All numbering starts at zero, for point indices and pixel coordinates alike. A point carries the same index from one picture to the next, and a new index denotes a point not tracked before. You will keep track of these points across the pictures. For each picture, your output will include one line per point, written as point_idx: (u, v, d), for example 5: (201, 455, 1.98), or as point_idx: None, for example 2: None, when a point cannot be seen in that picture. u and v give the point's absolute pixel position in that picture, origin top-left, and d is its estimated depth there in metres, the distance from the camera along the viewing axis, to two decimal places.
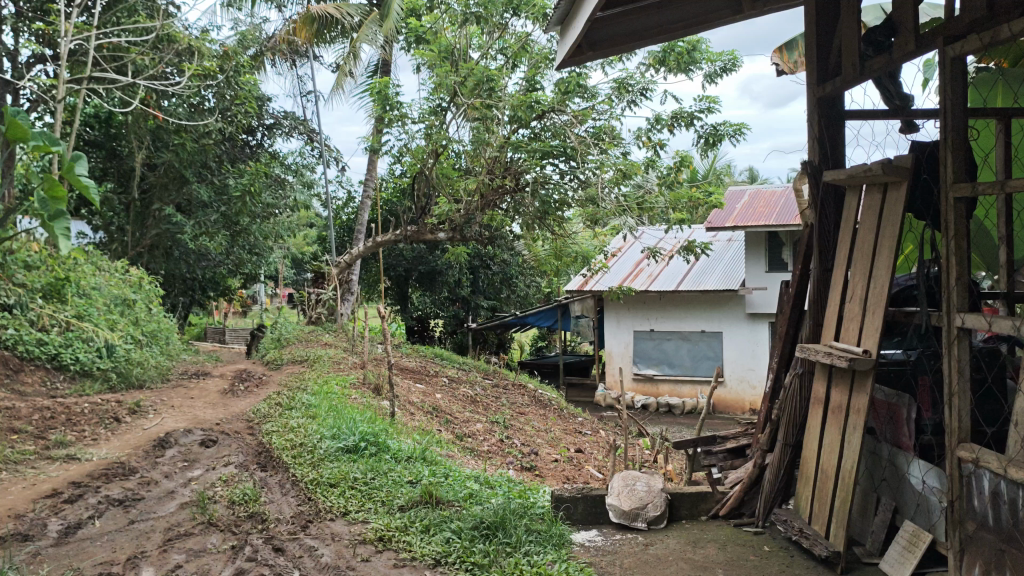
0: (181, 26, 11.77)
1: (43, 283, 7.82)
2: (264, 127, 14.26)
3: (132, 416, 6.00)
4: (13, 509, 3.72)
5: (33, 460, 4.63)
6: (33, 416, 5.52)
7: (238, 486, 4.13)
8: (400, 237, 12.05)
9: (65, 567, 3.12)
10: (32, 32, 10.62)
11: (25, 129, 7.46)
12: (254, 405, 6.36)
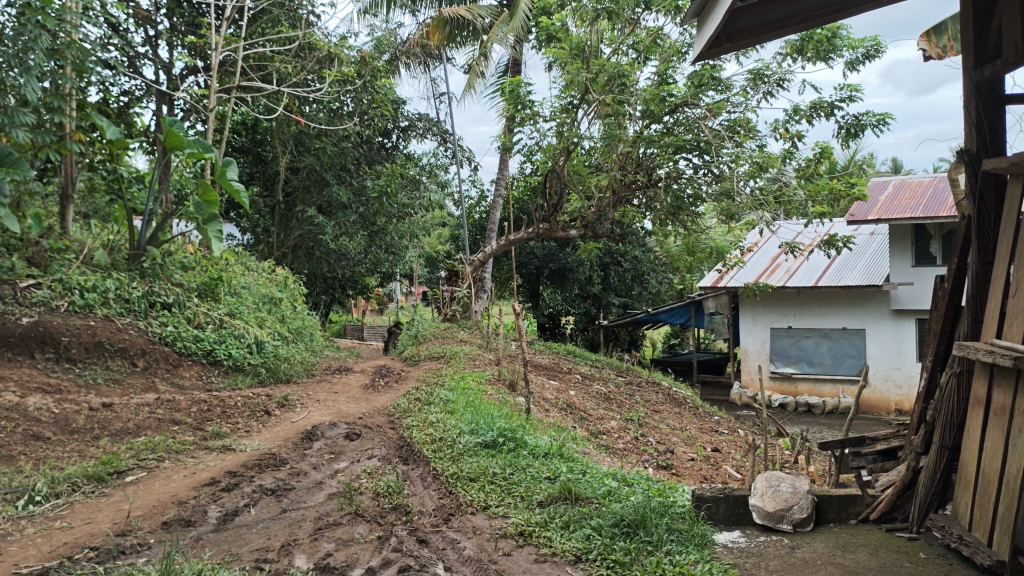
0: (321, 34, 12.20)
1: (198, 283, 8.36)
2: (399, 129, 14.68)
3: (282, 409, 6.28)
4: (177, 496, 3.96)
5: (193, 450, 4.91)
6: (192, 408, 5.86)
7: (382, 478, 4.25)
8: (533, 235, 12.13)
9: (225, 551, 3.28)
10: (185, 45, 11.25)
11: (181, 138, 7.92)
12: (394, 400, 6.54)
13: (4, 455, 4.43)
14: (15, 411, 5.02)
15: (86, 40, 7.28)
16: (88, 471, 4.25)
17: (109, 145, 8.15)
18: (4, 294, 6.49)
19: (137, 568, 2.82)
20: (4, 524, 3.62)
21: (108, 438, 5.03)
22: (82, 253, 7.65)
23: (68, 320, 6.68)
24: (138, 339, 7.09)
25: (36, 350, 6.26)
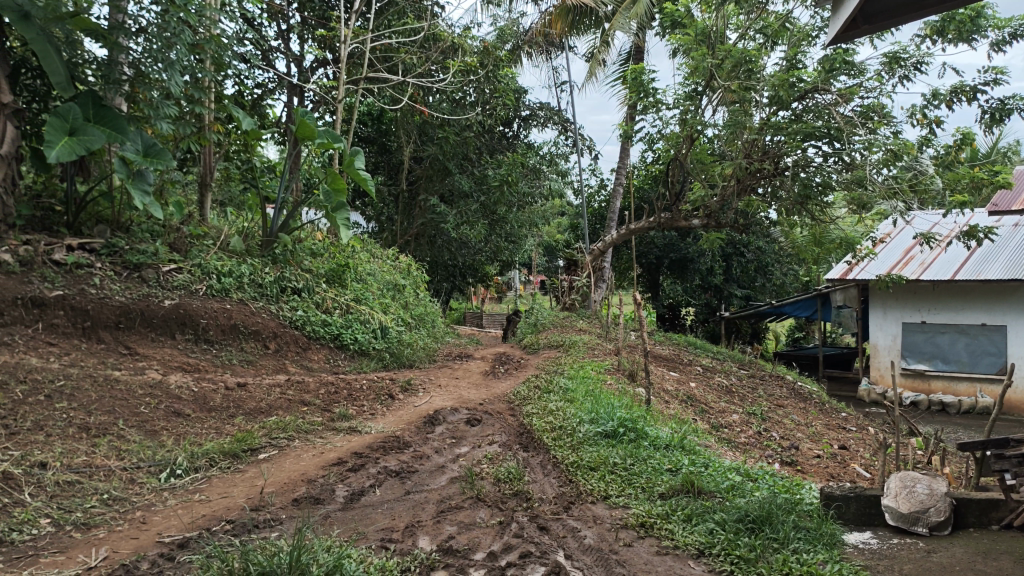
0: (445, 25, 12.35)
1: (326, 269, 8.66)
2: (520, 118, 14.75)
3: (405, 393, 6.42)
4: (306, 475, 4.10)
5: (321, 431, 5.08)
6: (320, 390, 6.07)
7: (502, 464, 4.29)
8: (654, 224, 11.99)
9: (352, 529, 3.37)
10: (315, 38, 11.60)
11: (311, 129, 8.17)
12: (514, 387, 6.60)
13: (148, 430, 4.70)
14: (159, 389, 5.31)
15: (224, 35, 7.58)
16: (224, 447, 4.45)
17: (243, 136, 8.48)
18: (148, 277, 6.84)
19: (269, 543, 2.93)
20: (148, 495, 3.84)
21: (243, 416, 5.26)
22: (218, 239, 8.01)
23: (206, 303, 7.00)
24: (269, 323, 7.36)
25: (176, 331, 6.59)
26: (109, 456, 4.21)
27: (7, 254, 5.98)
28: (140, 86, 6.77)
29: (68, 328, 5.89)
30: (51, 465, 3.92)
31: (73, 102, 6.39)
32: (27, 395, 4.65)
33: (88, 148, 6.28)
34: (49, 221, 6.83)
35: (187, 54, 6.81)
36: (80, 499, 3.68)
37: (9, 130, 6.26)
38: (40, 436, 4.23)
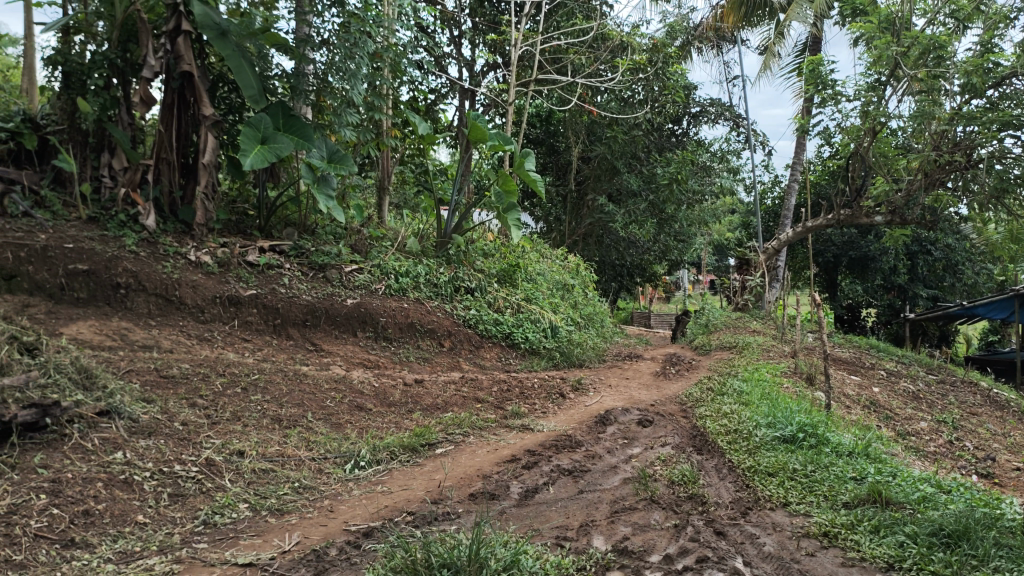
0: (613, 24, 12.32)
1: (498, 269, 8.84)
2: (690, 116, 14.53)
3: (576, 392, 6.45)
4: (482, 470, 4.19)
5: (495, 428, 5.19)
6: (493, 387, 6.21)
7: (677, 466, 4.23)
8: (831, 221, 11.48)
9: (528, 526, 3.42)
10: (485, 42, 11.88)
11: (483, 131, 8.34)
12: (686, 389, 6.49)
13: (334, 422, 4.95)
14: (343, 383, 5.59)
15: (400, 44, 7.88)
16: (404, 442, 4.62)
17: (418, 141, 8.78)
18: (332, 277, 7.17)
19: (449, 535, 3.02)
20: (335, 485, 4.04)
21: (420, 412, 5.44)
22: (396, 241, 8.35)
23: (385, 302, 7.27)
24: (444, 321, 7.57)
25: (358, 329, 6.89)
26: (299, 446, 4.46)
27: (207, 256, 6.56)
28: (325, 96, 7.14)
29: (261, 325, 6.40)
30: (248, 453, 4.22)
31: (264, 113, 6.80)
32: (225, 387, 5.03)
33: (278, 155, 6.66)
34: (244, 225, 7.40)
35: (367, 63, 7.12)
36: (274, 486, 3.92)
37: (211, 139, 6.76)
38: (238, 426, 4.56)
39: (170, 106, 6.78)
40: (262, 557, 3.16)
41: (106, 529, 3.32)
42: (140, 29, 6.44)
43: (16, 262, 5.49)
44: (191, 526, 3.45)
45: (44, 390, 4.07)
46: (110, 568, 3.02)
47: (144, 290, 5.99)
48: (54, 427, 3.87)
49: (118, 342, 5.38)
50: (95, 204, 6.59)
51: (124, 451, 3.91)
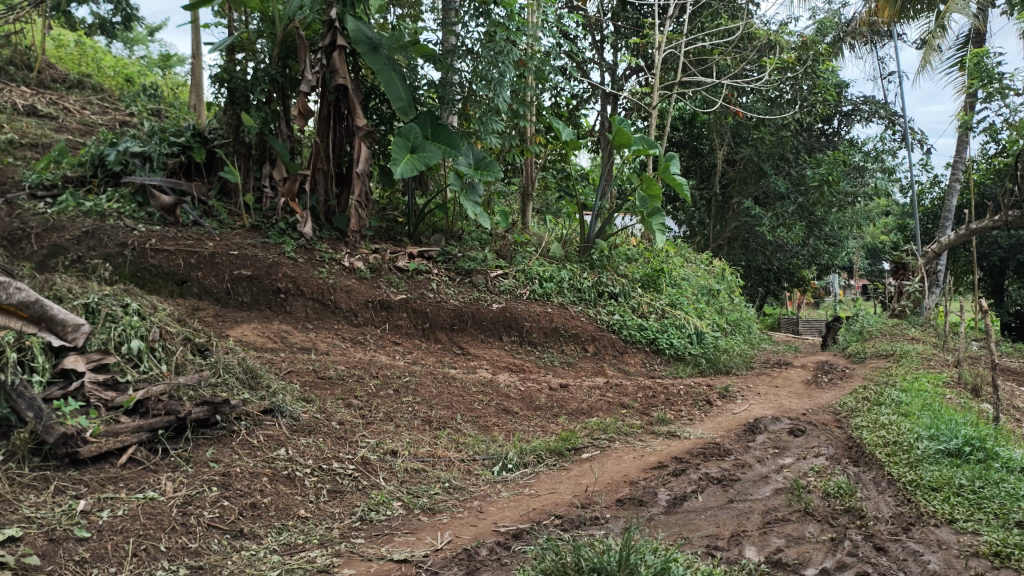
0: (760, 23, 12.03)
1: (642, 274, 8.74)
2: (842, 115, 14.02)
3: (723, 399, 6.32)
4: (629, 476, 4.18)
5: (641, 434, 5.16)
6: (638, 393, 6.18)
7: (832, 478, 4.09)
8: (998, 223, 10.81)
9: (677, 534, 3.39)
10: (627, 46, 11.85)
11: (628, 135, 8.33)
12: (840, 398, 6.26)
13: (482, 425, 5.04)
14: (490, 387, 5.72)
15: (544, 51, 7.97)
16: (551, 445, 4.65)
17: (561, 146, 8.85)
18: (478, 282, 7.28)
19: (598, 539, 3.04)
20: (484, 486, 4.11)
21: (566, 416, 5.46)
22: (540, 246, 8.43)
23: (529, 306, 7.29)
24: (588, 326, 7.46)
25: (503, 333, 6.96)
26: (449, 448, 4.58)
27: (359, 262, 6.82)
28: (471, 104, 7.30)
29: (411, 329, 6.59)
30: (401, 453, 4.36)
31: (414, 123, 7.00)
32: (378, 389, 5.25)
33: (427, 163, 6.82)
34: (394, 231, 7.67)
35: (512, 70, 7.24)
36: (425, 486, 4.03)
37: (363, 149, 6.94)
38: (391, 426, 4.73)
39: (327, 118, 7.08)
40: (416, 554, 3.26)
41: (271, 521, 3.51)
42: (299, 46, 6.71)
43: (188, 268, 6.09)
44: (349, 522, 3.60)
45: (214, 389, 4.35)
46: (276, 558, 3.20)
47: (302, 294, 6.35)
48: (224, 424, 4.14)
49: (278, 344, 5.73)
50: (257, 213, 6.99)
51: (286, 448, 4.12)
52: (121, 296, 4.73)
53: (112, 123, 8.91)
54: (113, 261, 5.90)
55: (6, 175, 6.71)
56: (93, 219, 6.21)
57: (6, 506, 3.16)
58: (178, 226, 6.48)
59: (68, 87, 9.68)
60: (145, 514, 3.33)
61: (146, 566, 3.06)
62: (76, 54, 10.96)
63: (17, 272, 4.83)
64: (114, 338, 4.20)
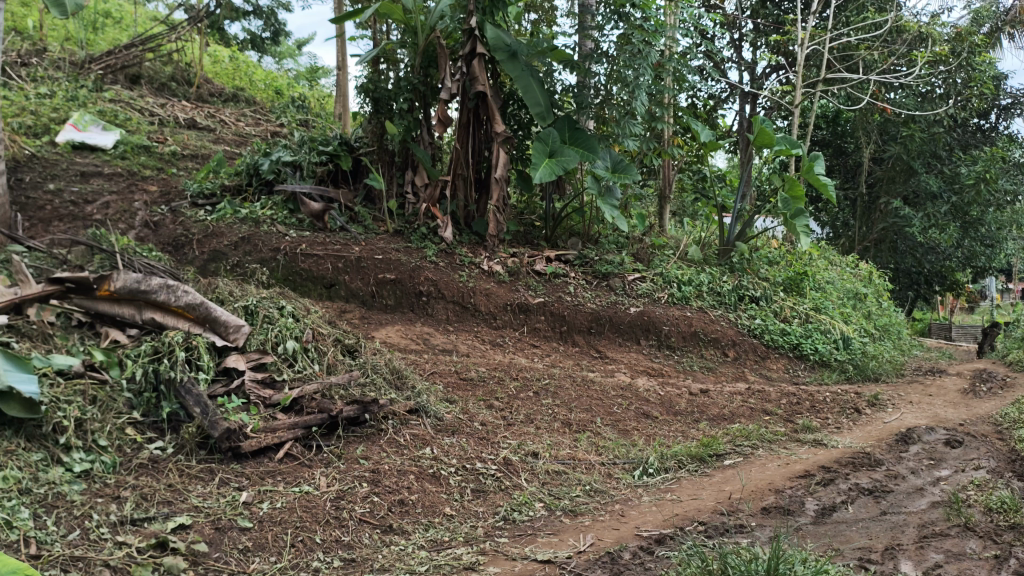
0: (910, 15, 11.52)
1: (784, 278, 8.46)
2: (1000, 108, 13.27)
3: (872, 408, 6.08)
4: (774, 484, 4.09)
5: (785, 441, 5.03)
6: (782, 400, 6.03)
7: (994, 492, 3.87)
8: None
9: (827, 545, 3.30)
10: (767, 43, 11.57)
11: (771, 136, 8.13)
12: (1001, 408, 5.92)
13: (622, 429, 5.04)
14: (629, 391, 5.72)
15: (682, 52, 7.89)
16: (693, 451, 4.59)
17: (699, 148, 8.72)
18: (615, 286, 7.26)
19: (745, 547, 3.00)
20: (625, 490, 4.11)
21: (707, 421, 5.38)
22: (678, 249, 8.35)
23: (668, 310, 7.16)
24: (728, 330, 7.24)
25: (641, 337, 6.89)
26: (589, 451, 4.60)
27: (498, 266, 6.93)
28: (608, 108, 7.30)
29: (548, 332, 6.65)
30: (541, 455, 4.40)
31: (551, 127, 7.06)
32: (518, 391, 5.36)
33: (566, 167, 6.86)
34: (532, 235, 7.78)
35: (650, 72, 7.20)
36: (567, 488, 4.06)
37: (502, 155, 7.03)
38: (531, 428, 4.78)
39: (466, 124, 7.21)
40: (559, 555, 3.29)
41: (419, 517, 3.61)
42: (440, 55, 6.86)
43: (335, 272, 6.37)
44: (492, 520, 3.67)
45: (363, 388, 4.52)
46: (423, 554, 3.30)
47: (444, 297, 6.51)
48: (373, 422, 4.30)
49: (421, 345, 5.90)
50: (400, 218, 7.21)
51: (431, 447, 4.23)
52: (276, 299, 4.97)
53: (264, 133, 9.36)
54: (267, 266, 6.23)
55: (170, 185, 7.16)
56: (249, 226, 6.56)
57: (176, 495, 3.38)
58: (327, 232, 6.75)
59: (224, 101, 10.23)
60: (302, 507, 3.50)
61: (303, 556, 3.22)
62: (230, 69, 11.55)
63: (183, 276, 5.14)
64: (271, 338, 4.44)
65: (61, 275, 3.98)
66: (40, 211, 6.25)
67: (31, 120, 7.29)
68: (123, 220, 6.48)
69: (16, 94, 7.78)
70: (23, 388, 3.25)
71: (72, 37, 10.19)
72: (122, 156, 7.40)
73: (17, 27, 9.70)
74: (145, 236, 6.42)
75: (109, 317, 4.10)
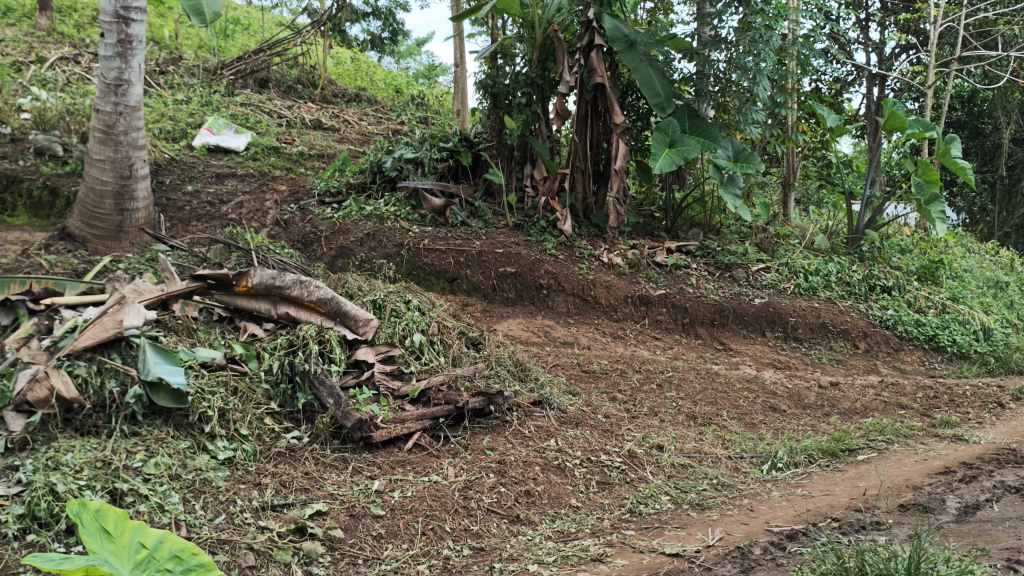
0: None
1: (918, 267, 8.09)
2: None
3: (1017, 401, 5.77)
4: (912, 480, 3.94)
5: (923, 437, 4.84)
6: (918, 393, 5.80)
7: None
8: None
9: (972, 545, 3.16)
10: (896, 22, 11.10)
11: (903, 119, 7.80)
12: None
13: (748, 422, 4.94)
14: (755, 384, 5.62)
15: (806, 35, 7.66)
16: (823, 446, 4.46)
17: (826, 133, 8.46)
18: (738, 277, 7.11)
19: (884, 544, 2.92)
20: (754, 485, 4.03)
21: (838, 415, 5.22)
22: (804, 239, 8.12)
23: (795, 301, 6.95)
24: (859, 321, 6.94)
25: (767, 329, 6.73)
26: (716, 444, 4.53)
27: (618, 258, 6.90)
28: (730, 95, 7.17)
29: (670, 324, 6.59)
30: (667, 448, 4.37)
31: (671, 117, 6.97)
32: (642, 383, 5.34)
33: (686, 157, 6.77)
34: (652, 227, 7.75)
35: (772, 58, 7.03)
36: (693, 482, 4.01)
37: (621, 146, 6.99)
38: (655, 421, 4.75)
39: (585, 116, 7.20)
40: (688, 548, 3.26)
41: (545, 509, 3.64)
42: (558, 48, 6.85)
43: (458, 267, 6.48)
44: (619, 513, 3.66)
45: (488, 380, 4.59)
46: (551, 545, 3.33)
47: (564, 290, 6.53)
48: (497, 413, 4.35)
49: (542, 338, 5.95)
50: (520, 212, 7.27)
51: (556, 439, 4.26)
52: (402, 293, 5.09)
53: (386, 132, 9.57)
54: (392, 261, 6.38)
55: (299, 184, 7.41)
56: (374, 222, 6.73)
57: (313, 482, 3.51)
58: (449, 226, 6.87)
59: (347, 101, 10.52)
60: (431, 496, 3.58)
61: (434, 544, 3.30)
62: (352, 70, 11.87)
63: (313, 272, 5.32)
64: (399, 331, 4.56)
65: (203, 273, 4.17)
66: (180, 212, 6.58)
67: (170, 125, 7.67)
68: (255, 218, 6.76)
69: (156, 102, 8.20)
70: (171, 379, 3.44)
71: (205, 44, 10.66)
72: (253, 157, 7.70)
73: (155, 37, 10.22)
74: (276, 234, 6.68)
75: (247, 312, 4.30)
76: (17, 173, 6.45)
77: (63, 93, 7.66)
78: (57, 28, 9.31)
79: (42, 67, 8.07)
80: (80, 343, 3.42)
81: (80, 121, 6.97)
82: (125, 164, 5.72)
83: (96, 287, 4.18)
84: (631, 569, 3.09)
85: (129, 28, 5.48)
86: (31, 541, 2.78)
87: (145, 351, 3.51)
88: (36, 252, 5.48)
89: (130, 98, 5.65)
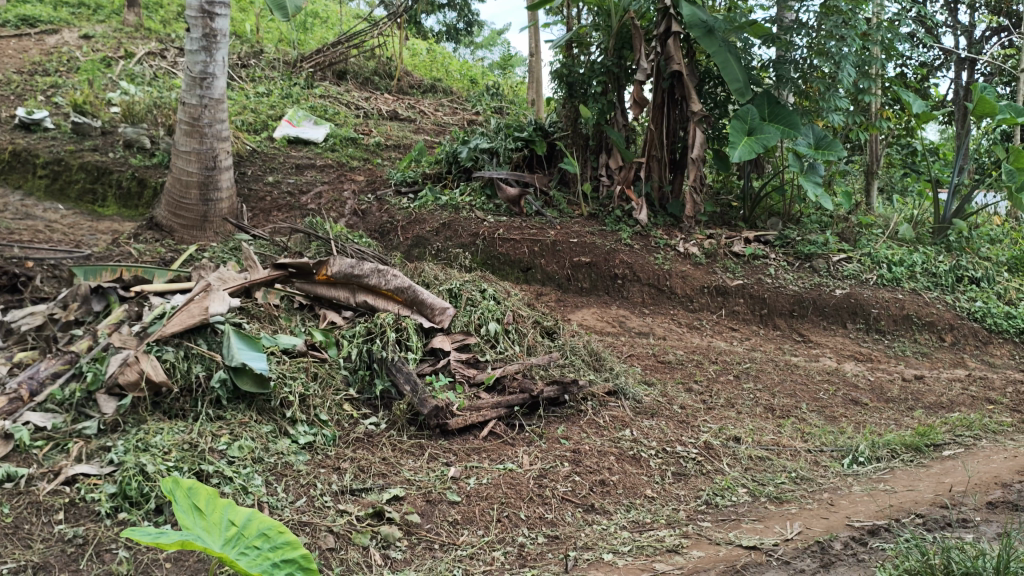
0: None
1: (1008, 257, 7.79)
2: None
3: None
4: (1001, 477, 3.82)
5: (1012, 433, 4.68)
6: (1008, 388, 5.61)
7: None
8: None
9: None
10: (987, 4, 10.69)
11: (993, 104, 7.52)
12: None
13: (829, 415, 4.85)
14: (836, 376, 5.52)
15: (891, 19, 7.43)
16: (907, 440, 4.35)
17: (911, 119, 8.21)
18: (819, 267, 6.96)
19: (971, 542, 2.84)
20: (834, 478, 3.96)
21: (923, 410, 5.07)
22: (888, 228, 7.92)
23: (877, 292, 6.77)
24: (946, 313, 6.72)
25: (848, 320, 6.58)
26: (795, 437, 4.45)
27: (694, 248, 6.81)
28: (811, 81, 7.00)
29: (748, 315, 6.49)
30: (744, 440, 4.31)
31: (750, 105, 6.85)
32: (718, 374, 5.29)
33: (765, 145, 6.64)
34: (729, 216, 7.65)
35: (857, 43, 6.85)
36: (771, 474, 3.96)
37: (699, 134, 6.89)
38: (732, 413, 4.69)
39: (661, 104, 7.13)
40: (765, 541, 3.22)
41: (620, 498, 3.63)
42: (635, 36, 6.79)
43: (532, 256, 6.50)
44: (695, 504, 3.63)
45: (562, 369, 4.60)
46: (626, 535, 3.32)
47: (639, 280, 6.49)
48: (572, 403, 4.36)
49: (617, 328, 5.93)
50: (594, 201, 7.24)
51: (631, 429, 4.24)
52: (477, 282, 5.12)
53: (461, 122, 9.62)
54: (468, 251, 6.43)
55: (376, 175, 7.51)
56: (449, 212, 6.78)
57: (390, 468, 3.57)
58: (524, 216, 6.88)
59: (423, 92, 10.61)
60: (506, 484, 3.60)
61: (509, 531, 3.32)
62: (428, 61, 11.97)
63: (391, 262, 5.39)
64: (474, 320, 4.60)
65: (284, 261, 4.27)
66: (261, 202, 6.73)
67: (252, 117, 7.85)
68: (334, 208, 6.86)
69: (238, 95, 8.39)
70: (255, 365, 3.52)
71: (285, 38, 10.86)
72: (332, 148, 7.83)
73: (237, 31, 10.46)
74: (354, 224, 6.78)
75: (326, 299, 4.38)
76: (107, 165, 6.68)
77: (150, 87, 7.90)
78: (144, 24, 9.59)
79: (130, 62, 8.33)
80: (168, 329, 3.53)
81: (166, 114, 7.11)
82: (210, 155, 5.88)
83: (184, 276, 4.32)
84: (708, 561, 3.07)
85: (214, 22, 5.61)
86: (122, 519, 2.88)
87: (229, 338, 3.61)
88: (126, 241, 5.68)
89: (214, 91, 5.79)
